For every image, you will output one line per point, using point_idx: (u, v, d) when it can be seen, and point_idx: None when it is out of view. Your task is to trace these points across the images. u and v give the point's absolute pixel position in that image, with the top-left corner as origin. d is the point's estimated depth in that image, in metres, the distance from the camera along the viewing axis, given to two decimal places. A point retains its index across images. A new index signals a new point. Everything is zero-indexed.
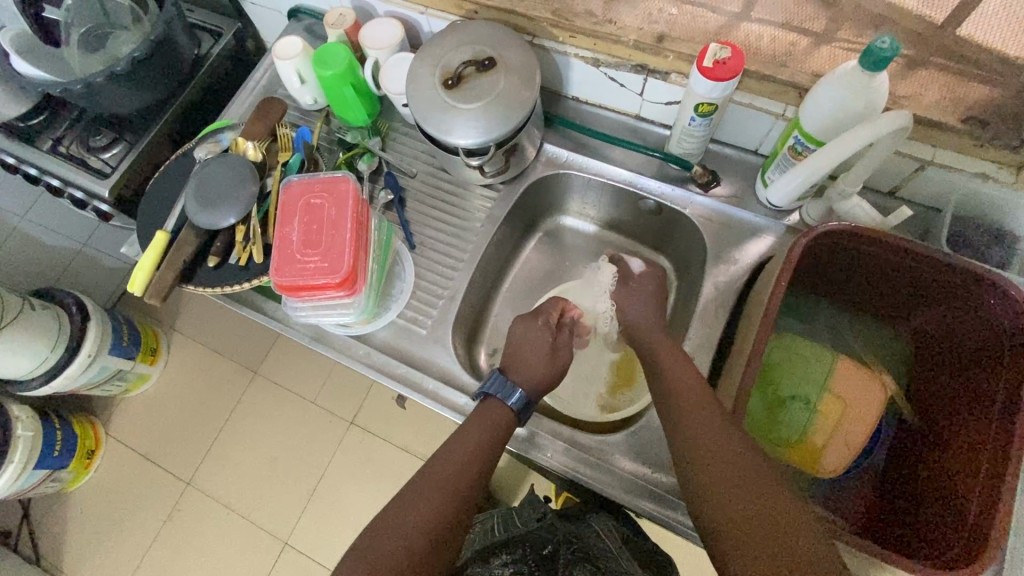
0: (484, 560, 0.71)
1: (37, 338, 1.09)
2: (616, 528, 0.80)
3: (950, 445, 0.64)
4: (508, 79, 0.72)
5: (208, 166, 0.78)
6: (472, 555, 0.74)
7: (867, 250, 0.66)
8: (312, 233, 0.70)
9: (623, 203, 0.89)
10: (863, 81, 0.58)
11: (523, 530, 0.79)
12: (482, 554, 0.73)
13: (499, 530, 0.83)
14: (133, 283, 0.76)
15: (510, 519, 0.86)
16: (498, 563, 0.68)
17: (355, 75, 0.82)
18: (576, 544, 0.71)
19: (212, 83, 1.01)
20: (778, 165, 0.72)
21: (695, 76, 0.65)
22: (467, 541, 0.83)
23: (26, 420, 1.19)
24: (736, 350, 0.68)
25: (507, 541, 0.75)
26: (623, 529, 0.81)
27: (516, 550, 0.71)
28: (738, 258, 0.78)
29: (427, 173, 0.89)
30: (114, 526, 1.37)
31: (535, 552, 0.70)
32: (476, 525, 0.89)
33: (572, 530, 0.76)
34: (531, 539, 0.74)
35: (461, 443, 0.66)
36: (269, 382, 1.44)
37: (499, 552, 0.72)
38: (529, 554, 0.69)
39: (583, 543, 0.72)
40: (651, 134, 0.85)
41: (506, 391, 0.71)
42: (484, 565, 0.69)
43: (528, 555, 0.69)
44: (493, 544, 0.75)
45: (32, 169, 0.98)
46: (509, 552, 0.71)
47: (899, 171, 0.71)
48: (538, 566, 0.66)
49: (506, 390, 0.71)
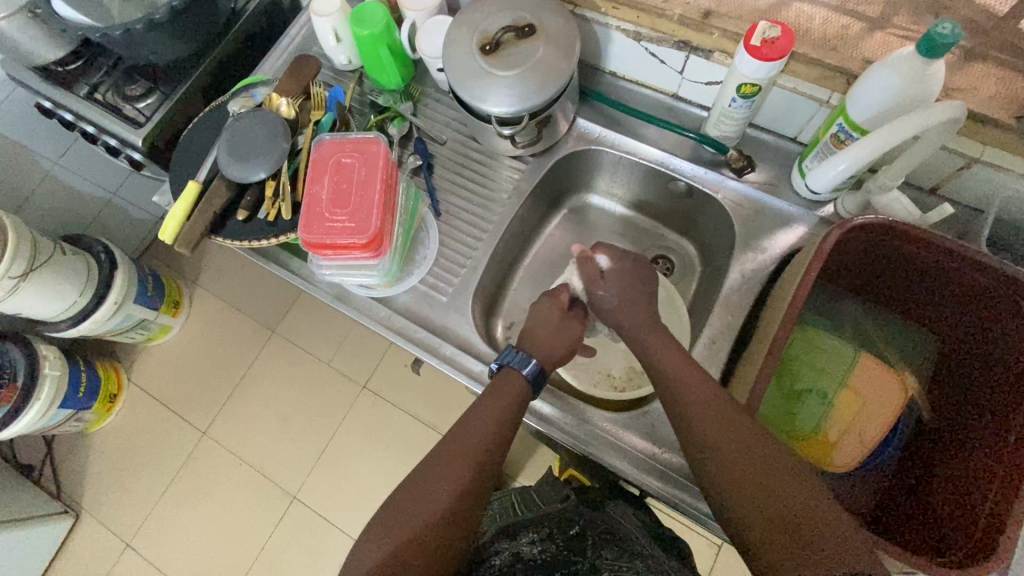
0: (510, 536, 0.72)
1: (66, 282, 1.12)
2: (635, 514, 0.81)
3: (969, 447, 0.63)
4: (547, 48, 0.71)
5: (242, 120, 0.78)
6: (497, 531, 0.75)
7: (905, 246, 0.65)
8: (341, 192, 0.70)
9: (652, 184, 0.88)
10: (918, 68, 0.56)
11: (547, 511, 0.80)
12: (507, 530, 0.75)
13: (520, 510, 0.83)
14: (164, 230, 0.77)
15: (530, 501, 0.87)
16: (524, 540, 0.70)
17: (391, 36, 0.81)
18: (601, 527, 0.72)
19: (247, 38, 1.01)
20: (818, 153, 0.70)
21: (741, 54, 0.63)
22: (486, 519, 0.83)
23: (54, 360, 1.24)
24: (756, 340, 0.68)
25: (532, 521, 0.76)
26: (641, 515, 0.83)
27: (542, 530, 0.72)
28: (767, 246, 0.77)
29: (457, 141, 0.88)
30: (132, 468, 1.42)
31: (560, 533, 0.71)
32: (494, 503, 0.90)
33: (596, 514, 0.77)
34: (557, 519, 0.76)
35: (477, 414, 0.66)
36: (286, 342, 1.47)
37: (526, 529, 0.73)
38: (557, 534, 0.71)
39: (607, 527, 0.73)
40: (688, 114, 0.83)
41: (522, 358, 0.70)
42: (512, 541, 0.71)
43: (556, 535, 0.70)
44: (516, 523, 0.76)
45: (69, 114, 1.00)
46: (537, 530, 0.73)
47: (943, 167, 0.69)
48: (565, 548, 0.67)
49: (521, 357, 0.70)
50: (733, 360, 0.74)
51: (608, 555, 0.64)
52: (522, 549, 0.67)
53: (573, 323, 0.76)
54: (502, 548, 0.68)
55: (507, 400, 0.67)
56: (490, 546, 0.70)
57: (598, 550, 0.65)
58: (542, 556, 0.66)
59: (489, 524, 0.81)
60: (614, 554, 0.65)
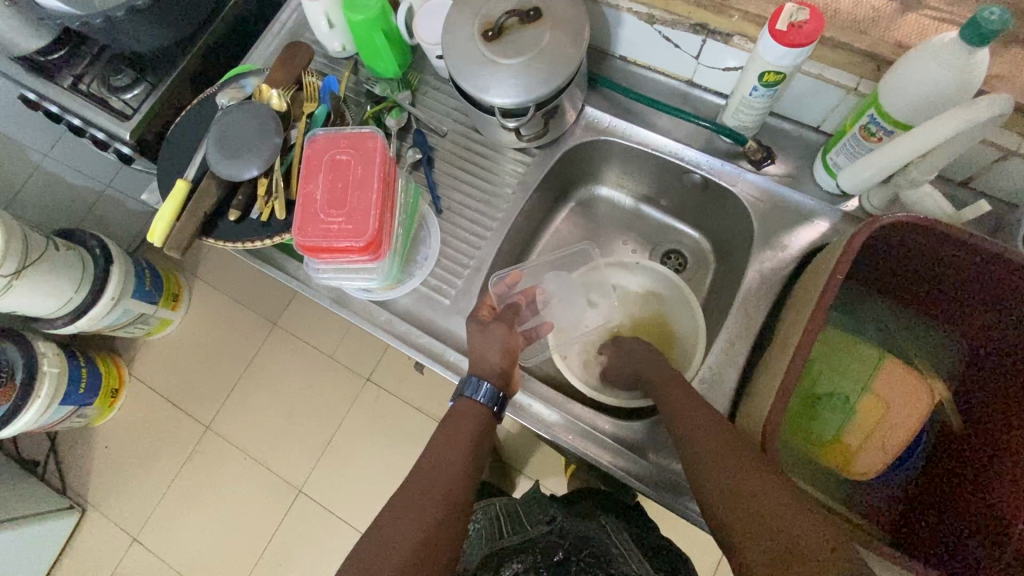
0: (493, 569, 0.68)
1: (60, 277, 1.08)
2: (627, 532, 0.79)
3: (1000, 456, 0.60)
4: (554, 34, 0.66)
5: (231, 113, 0.74)
6: (480, 564, 0.71)
7: (935, 245, 0.61)
8: (337, 191, 0.66)
9: (664, 176, 0.83)
10: (961, 56, 0.52)
11: (532, 532, 0.77)
12: (491, 560, 0.71)
13: (505, 532, 0.80)
14: (152, 232, 0.74)
15: (518, 521, 0.84)
16: (507, 574, 0.66)
17: (387, 21, 0.76)
18: (587, 549, 0.69)
19: (236, 23, 0.95)
20: (845, 146, 0.66)
21: (765, 39, 0.58)
22: (472, 547, 0.80)
23: (53, 357, 1.22)
24: (776, 345, 0.64)
25: (516, 546, 0.73)
26: (635, 532, 0.81)
27: (527, 557, 0.69)
28: (787, 243, 0.73)
29: (458, 132, 0.84)
30: (137, 463, 1.41)
31: (543, 559, 0.68)
32: (478, 520, 0.87)
33: (585, 532, 0.75)
34: (541, 542, 0.73)
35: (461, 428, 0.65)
36: (288, 335, 1.45)
37: (509, 557, 0.70)
38: (541, 560, 0.68)
39: (595, 547, 0.70)
40: (703, 102, 0.79)
41: (474, 386, 0.67)
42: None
43: (540, 562, 0.67)
44: (501, 551, 0.73)
45: (53, 106, 0.95)
46: (521, 557, 0.69)
47: (978, 160, 0.64)
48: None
49: (471, 384, 0.67)
50: (750, 365, 0.70)
51: None
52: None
53: (496, 326, 0.71)
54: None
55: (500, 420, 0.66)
56: None
57: None
58: None
59: (476, 551, 0.78)
60: None
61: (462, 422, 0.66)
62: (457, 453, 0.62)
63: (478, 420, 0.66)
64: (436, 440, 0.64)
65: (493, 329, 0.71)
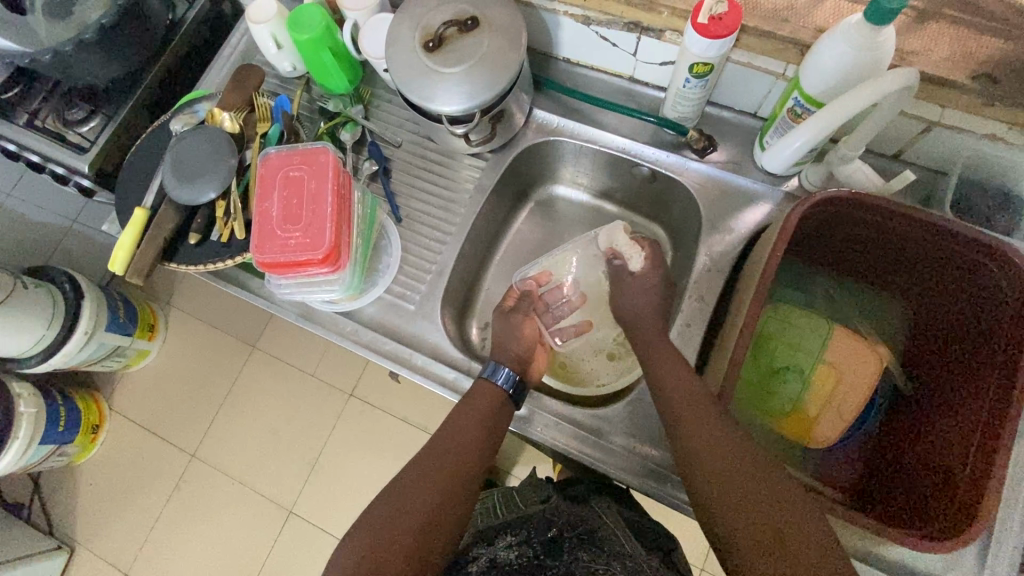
0: (489, 540, 0.72)
1: (30, 316, 1.07)
2: (620, 510, 0.80)
3: (946, 415, 0.63)
4: (492, 41, 0.69)
5: (184, 139, 0.75)
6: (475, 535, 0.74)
7: (870, 216, 0.63)
8: (292, 207, 0.68)
9: (617, 171, 0.86)
10: (868, 36, 0.55)
11: (526, 508, 0.79)
12: (486, 533, 0.74)
13: (502, 510, 0.83)
14: (112, 261, 0.74)
15: (513, 500, 0.85)
16: (501, 545, 0.69)
17: (333, 38, 0.77)
18: (579, 525, 0.72)
19: (189, 50, 0.97)
20: (777, 128, 0.69)
21: (689, 33, 0.61)
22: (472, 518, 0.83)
23: (29, 397, 1.20)
24: (729, 322, 0.66)
25: (512, 521, 0.76)
26: (627, 511, 0.82)
27: (521, 532, 0.71)
28: (733, 227, 0.76)
29: (413, 142, 0.85)
30: (123, 497, 1.40)
31: (536, 535, 0.70)
32: (481, 502, 0.89)
33: (578, 509, 0.77)
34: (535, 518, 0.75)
35: (449, 429, 0.66)
36: (268, 357, 1.45)
37: (504, 532, 0.72)
38: (534, 536, 0.70)
39: (587, 524, 0.72)
40: (647, 97, 0.81)
41: (493, 370, 0.70)
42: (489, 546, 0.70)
43: (533, 537, 0.70)
44: (496, 524, 0.76)
45: (10, 144, 0.94)
46: (515, 533, 0.72)
47: (904, 133, 0.68)
48: (543, 551, 0.67)
49: (491, 369, 0.70)
50: (707, 346, 0.73)
51: (584, 557, 0.64)
52: (498, 555, 0.67)
53: (515, 315, 0.78)
54: (479, 553, 0.69)
55: (494, 410, 0.68)
56: (467, 552, 0.70)
57: (574, 552, 0.66)
58: (517, 563, 0.65)
59: (472, 523, 0.81)
60: (590, 558, 0.64)
61: (474, 407, 0.68)
62: (462, 445, 0.65)
63: (482, 410, 0.67)
64: (448, 424, 0.67)
65: (512, 317, 0.78)
